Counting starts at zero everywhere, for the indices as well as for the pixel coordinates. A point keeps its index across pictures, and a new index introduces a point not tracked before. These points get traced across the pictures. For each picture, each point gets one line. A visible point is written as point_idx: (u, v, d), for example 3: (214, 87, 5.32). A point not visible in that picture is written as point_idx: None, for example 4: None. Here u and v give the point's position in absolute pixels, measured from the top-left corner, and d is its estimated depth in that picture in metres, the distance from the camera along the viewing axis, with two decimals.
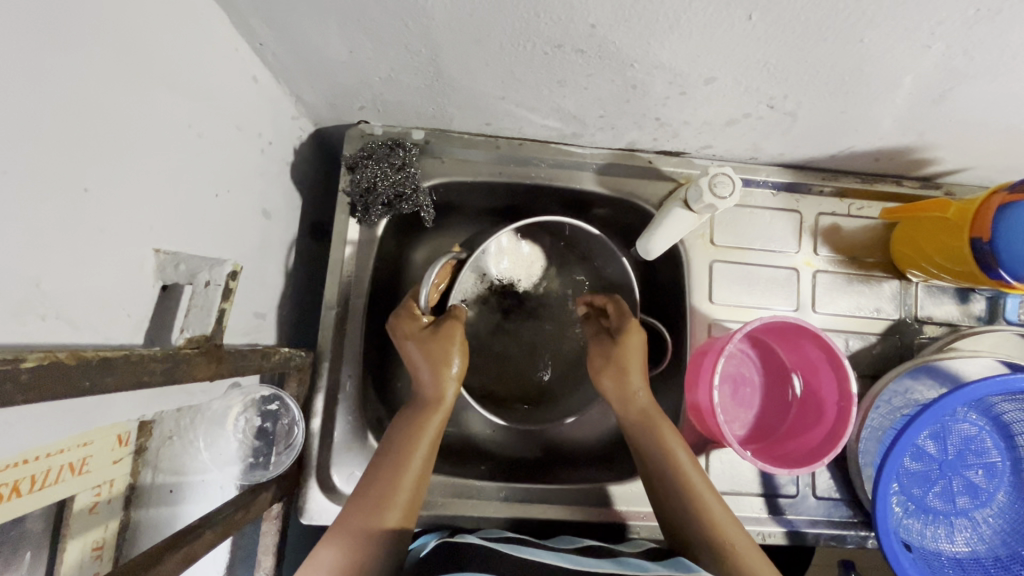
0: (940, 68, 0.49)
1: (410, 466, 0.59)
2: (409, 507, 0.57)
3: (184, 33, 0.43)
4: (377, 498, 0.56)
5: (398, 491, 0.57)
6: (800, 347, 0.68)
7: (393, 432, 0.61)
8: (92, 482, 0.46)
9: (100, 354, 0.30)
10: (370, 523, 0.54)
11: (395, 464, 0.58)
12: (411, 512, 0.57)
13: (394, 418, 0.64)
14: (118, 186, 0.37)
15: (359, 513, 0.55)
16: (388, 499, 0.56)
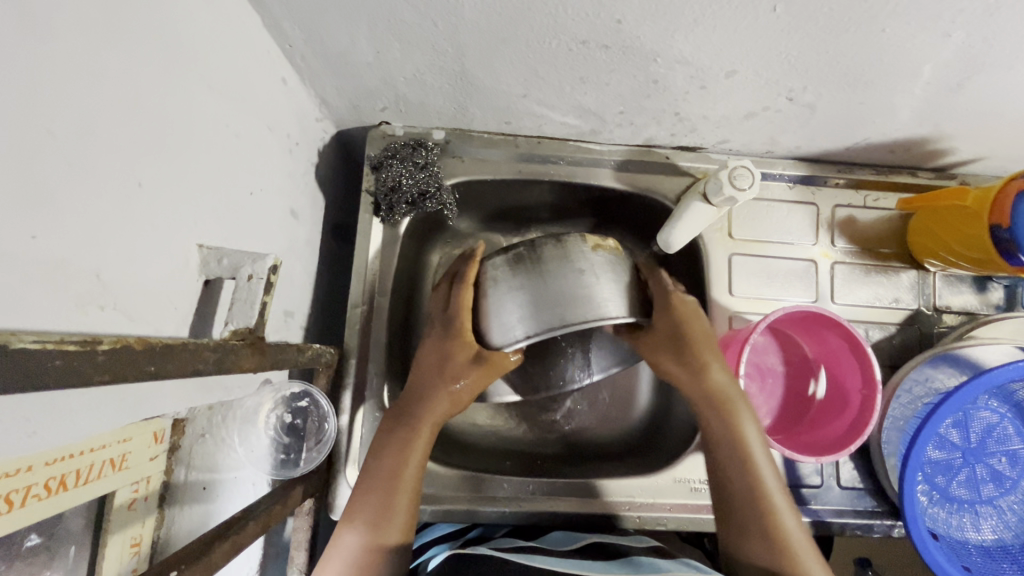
0: (958, 57, 0.50)
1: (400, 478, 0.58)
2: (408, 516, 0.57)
3: (223, 34, 0.45)
4: (373, 520, 0.55)
5: (394, 508, 0.57)
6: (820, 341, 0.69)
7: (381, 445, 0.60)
8: (131, 478, 0.47)
9: (163, 341, 0.30)
10: (369, 541, 0.54)
11: (388, 474, 0.58)
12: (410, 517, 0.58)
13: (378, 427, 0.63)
14: (166, 182, 0.38)
15: (354, 544, 0.54)
16: (386, 517, 0.56)
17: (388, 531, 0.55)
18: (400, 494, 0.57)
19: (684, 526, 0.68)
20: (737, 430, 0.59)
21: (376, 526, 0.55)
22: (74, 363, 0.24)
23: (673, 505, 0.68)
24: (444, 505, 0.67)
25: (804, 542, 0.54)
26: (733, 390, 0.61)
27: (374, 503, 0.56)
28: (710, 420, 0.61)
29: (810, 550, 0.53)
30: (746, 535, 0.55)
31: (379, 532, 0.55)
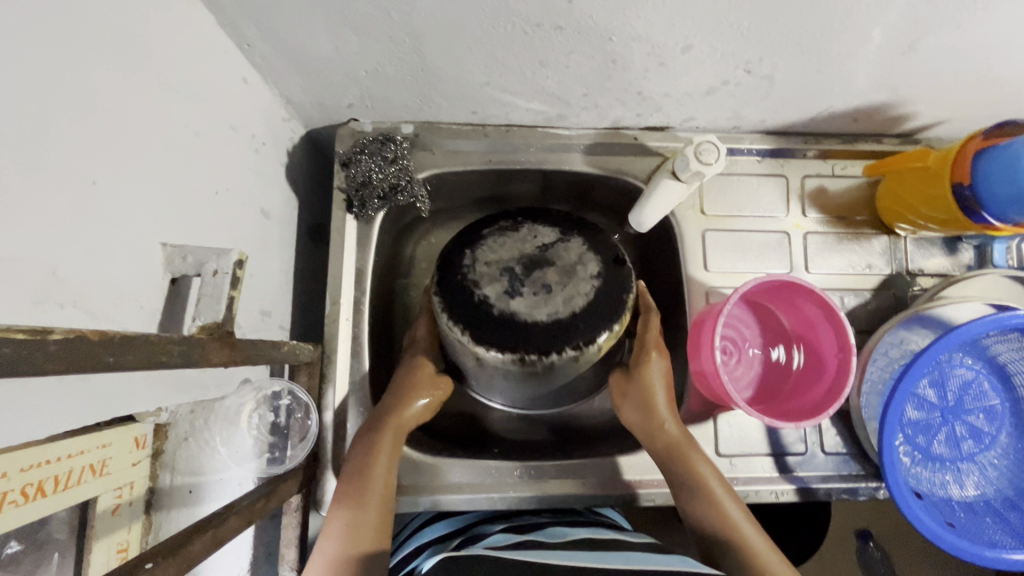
0: (906, 17, 0.50)
1: (374, 469, 0.60)
2: (381, 516, 0.58)
3: (177, 35, 0.45)
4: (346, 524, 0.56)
5: (368, 509, 0.58)
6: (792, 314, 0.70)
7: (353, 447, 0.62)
8: (114, 484, 0.49)
9: (122, 333, 0.30)
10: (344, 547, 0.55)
11: (361, 473, 0.60)
12: (385, 522, 0.58)
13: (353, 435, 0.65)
14: (123, 180, 0.38)
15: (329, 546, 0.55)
16: (361, 519, 0.57)
17: (362, 534, 0.56)
18: (373, 496, 0.58)
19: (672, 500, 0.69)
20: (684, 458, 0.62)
21: (361, 513, 0.57)
22: (24, 352, 0.24)
23: (660, 480, 0.69)
24: (434, 495, 0.68)
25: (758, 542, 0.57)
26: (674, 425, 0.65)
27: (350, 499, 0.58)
28: (659, 454, 0.64)
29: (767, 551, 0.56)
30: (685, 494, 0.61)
31: (353, 538, 0.55)
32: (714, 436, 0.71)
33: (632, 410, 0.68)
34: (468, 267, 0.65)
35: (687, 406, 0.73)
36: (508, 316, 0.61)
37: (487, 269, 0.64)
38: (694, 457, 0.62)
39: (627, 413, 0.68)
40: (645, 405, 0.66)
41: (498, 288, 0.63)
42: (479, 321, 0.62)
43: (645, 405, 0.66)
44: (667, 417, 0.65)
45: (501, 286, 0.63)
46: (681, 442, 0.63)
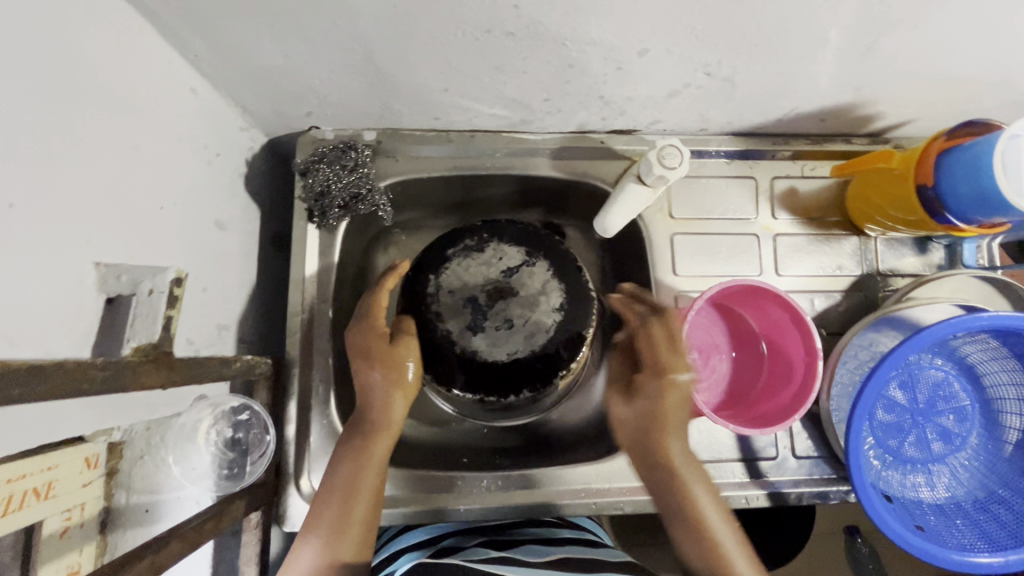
0: (861, 19, 0.50)
1: (362, 482, 0.58)
2: (364, 531, 0.57)
3: (111, 49, 0.44)
4: (329, 534, 0.55)
5: (353, 523, 0.56)
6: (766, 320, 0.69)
7: (339, 455, 0.61)
8: (62, 506, 0.46)
9: (30, 362, 0.29)
10: (324, 558, 0.54)
11: (350, 480, 0.58)
12: (368, 534, 0.57)
13: (341, 439, 0.63)
14: (46, 199, 0.37)
15: (306, 562, 0.54)
16: (342, 532, 0.56)
17: (343, 545, 0.55)
18: (357, 512, 0.57)
19: (640, 508, 0.68)
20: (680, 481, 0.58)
21: (343, 527, 0.56)
22: None
23: (629, 488, 0.68)
24: (401, 507, 0.67)
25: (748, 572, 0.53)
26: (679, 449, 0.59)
27: (333, 511, 0.57)
28: (653, 471, 0.60)
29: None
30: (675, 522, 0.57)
31: (332, 550, 0.54)
32: None
33: (634, 414, 0.62)
34: (433, 295, 0.72)
35: None
36: (470, 352, 0.71)
37: (449, 298, 0.72)
38: (691, 484, 0.58)
39: (627, 414, 0.63)
40: (648, 418, 0.60)
41: (460, 322, 0.71)
42: (440, 354, 0.71)
43: (650, 417, 0.60)
44: (672, 434, 0.59)
45: (463, 321, 0.71)
46: (680, 461, 0.59)
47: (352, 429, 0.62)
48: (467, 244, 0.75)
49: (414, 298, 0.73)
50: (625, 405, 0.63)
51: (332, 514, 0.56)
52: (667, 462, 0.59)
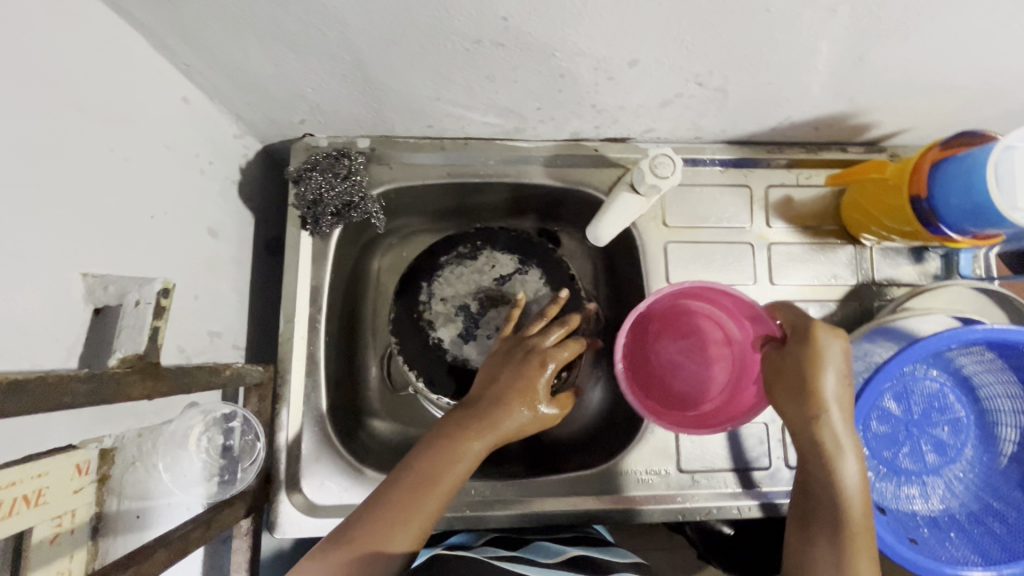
0: (851, 30, 0.49)
1: (443, 473, 0.57)
2: (423, 527, 0.55)
3: (100, 60, 0.44)
4: (383, 517, 0.54)
5: (416, 514, 0.55)
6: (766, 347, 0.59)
7: (430, 442, 0.60)
8: (52, 513, 0.46)
9: (11, 377, 0.30)
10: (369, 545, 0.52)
11: (432, 468, 0.57)
12: (422, 534, 0.55)
13: (444, 417, 0.63)
14: (30, 211, 0.37)
15: (340, 556, 0.52)
16: (401, 521, 0.54)
17: (399, 534, 0.53)
18: (429, 503, 0.55)
19: (633, 517, 0.68)
20: (834, 478, 0.52)
21: (408, 514, 0.54)
22: None
23: (621, 497, 0.68)
24: None
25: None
26: (848, 448, 0.52)
27: (402, 497, 0.55)
28: (806, 459, 0.54)
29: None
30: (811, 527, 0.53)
31: (383, 538, 0.53)
32: (675, 452, 0.70)
33: (782, 401, 0.55)
34: (426, 304, 0.73)
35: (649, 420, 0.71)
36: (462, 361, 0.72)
37: (442, 307, 0.73)
38: (843, 471, 0.51)
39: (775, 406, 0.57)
40: (800, 405, 0.53)
41: (452, 330, 0.72)
42: (433, 362, 0.72)
43: (801, 402, 0.53)
44: (831, 424, 0.52)
45: (456, 329, 0.73)
46: (835, 454, 0.52)
47: (459, 413, 0.62)
48: (465, 251, 0.76)
49: (409, 306, 0.74)
50: (774, 394, 0.56)
51: (400, 500, 0.55)
52: (820, 456, 0.52)
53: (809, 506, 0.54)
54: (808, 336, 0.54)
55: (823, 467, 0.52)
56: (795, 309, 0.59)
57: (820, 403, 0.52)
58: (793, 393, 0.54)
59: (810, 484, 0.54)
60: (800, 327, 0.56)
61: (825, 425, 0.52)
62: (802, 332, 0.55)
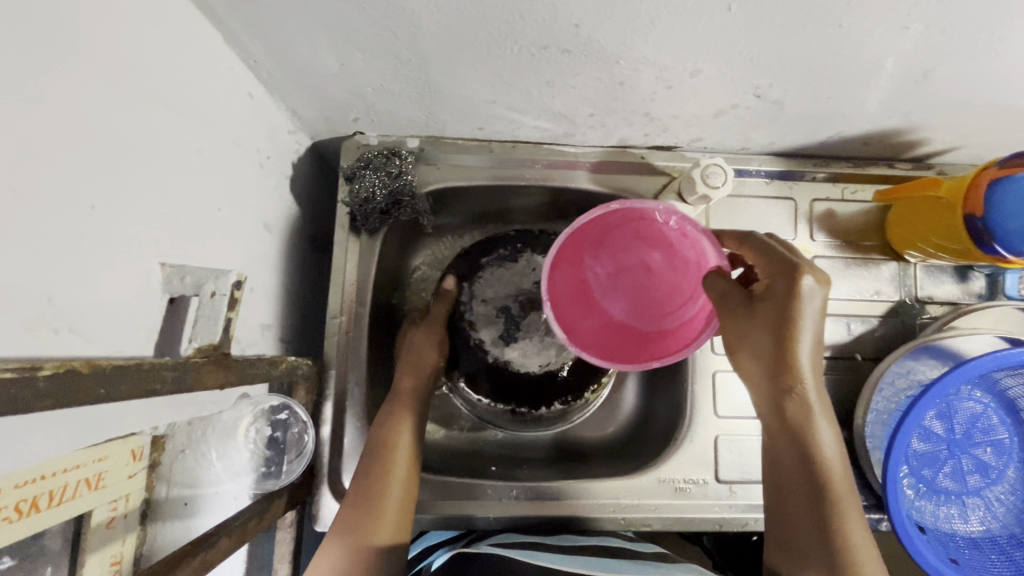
0: (920, 48, 0.50)
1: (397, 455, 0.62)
2: (400, 513, 0.59)
3: (182, 55, 0.45)
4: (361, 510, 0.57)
5: (386, 507, 0.58)
6: (724, 286, 0.54)
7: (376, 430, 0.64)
8: (109, 497, 0.46)
9: (113, 363, 0.30)
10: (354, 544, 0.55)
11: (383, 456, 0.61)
12: (403, 519, 0.59)
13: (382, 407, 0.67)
14: (121, 201, 0.38)
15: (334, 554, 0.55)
16: (377, 515, 0.57)
17: (381, 527, 0.57)
18: (394, 489, 0.60)
19: (669, 525, 0.68)
20: (811, 443, 0.50)
21: (378, 508, 0.58)
22: (11, 390, 0.24)
23: (658, 505, 0.68)
24: (431, 512, 0.67)
25: (869, 543, 0.48)
26: (820, 410, 0.50)
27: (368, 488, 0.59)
28: (778, 424, 0.51)
29: (873, 555, 0.48)
30: (798, 515, 0.50)
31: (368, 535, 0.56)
32: (714, 462, 0.70)
33: (756, 367, 0.52)
34: (467, 305, 0.77)
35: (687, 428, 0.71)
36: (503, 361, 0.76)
37: (483, 308, 0.77)
38: (820, 433, 0.50)
39: (742, 369, 0.53)
40: (776, 370, 0.50)
41: (493, 330, 0.76)
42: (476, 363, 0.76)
43: (778, 366, 0.50)
44: (807, 386, 0.49)
45: (496, 330, 0.77)
46: (810, 418, 0.50)
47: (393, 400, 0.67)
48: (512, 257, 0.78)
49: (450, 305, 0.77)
50: (743, 356, 0.52)
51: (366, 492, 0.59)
52: (798, 423, 0.50)
53: (782, 475, 0.52)
54: (791, 292, 0.49)
55: (799, 434, 0.50)
56: (772, 244, 0.54)
57: (794, 365, 0.49)
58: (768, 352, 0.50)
59: (783, 453, 0.51)
60: (775, 278, 0.51)
61: (804, 387, 0.49)
62: (778, 286, 0.50)
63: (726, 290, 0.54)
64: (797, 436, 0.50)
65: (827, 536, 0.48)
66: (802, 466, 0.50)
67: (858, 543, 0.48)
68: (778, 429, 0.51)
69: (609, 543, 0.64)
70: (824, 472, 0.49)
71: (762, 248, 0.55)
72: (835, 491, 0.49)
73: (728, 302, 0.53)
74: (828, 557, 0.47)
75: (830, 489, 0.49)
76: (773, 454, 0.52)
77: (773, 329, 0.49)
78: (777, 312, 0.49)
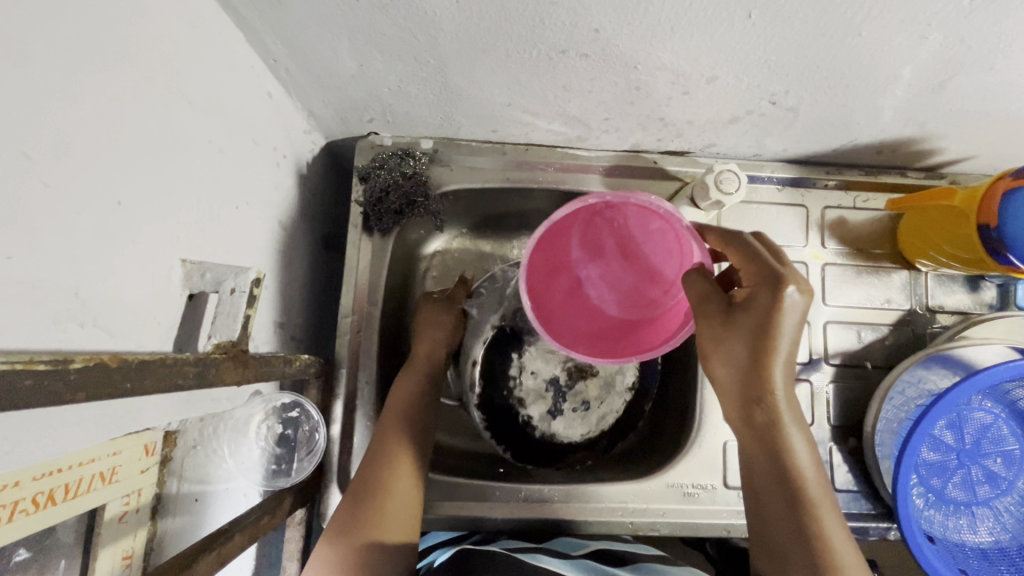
0: (938, 58, 0.50)
1: (407, 441, 0.64)
2: (410, 505, 0.61)
3: (205, 54, 0.46)
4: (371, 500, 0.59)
5: (394, 496, 0.60)
6: (702, 286, 0.52)
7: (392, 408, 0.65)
8: (122, 491, 0.47)
9: (139, 357, 0.31)
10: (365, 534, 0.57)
11: (393, 441, 0.63)
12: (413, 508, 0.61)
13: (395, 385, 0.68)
14: (146, 197, 0.39)
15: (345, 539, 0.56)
16: (387, 504, 0.59)
17: (391, 518, 0.59)
18: (404, 474, 0.62)
19: (677, 530, 0.68)
20: (782, 450, 0.51)
21: (385, 498, 0.59)
22: (44, 382, 0.24)
23: (666, 510, 0.68)
24: (440, 513, 0.67)
25: (851, 550, 0.49)
26: (789, 418, 0.50)
27: (376, 477, 0.60)
28: (752, 429, 0.52)
29: (854, 552, 0.48)
30: (768, 518, 0.51)
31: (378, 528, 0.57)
32: (723, 467, 0.70)
33: (729, 376, 0.51)
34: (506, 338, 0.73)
35: (697, 433, 0.71)
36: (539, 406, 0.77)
37: None
38: (792, 438, 0.51)
39: (716, 375, 0.53)
40: (750, 380, 0.50)
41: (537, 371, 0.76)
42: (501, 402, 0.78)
43: (753, 376, 0.49)
44: (779, 395, 0.49)
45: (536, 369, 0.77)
46: (782, 424, 0.50)
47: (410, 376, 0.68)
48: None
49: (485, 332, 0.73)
50: (717, 364, 0.52)
51: (375, 479, 0.60)
52: (769, 431, 0.50)
53: (755, 478, 0.52)
54: (772, 306, 0.48)
55: (771, 439, 0.51)
56: (756, 249, 0.52)
57: (768, 375, 0.49)
58: (745, 361, 0.49)
59: (756, 459, 0.52)
60: (759, 288, 0.49)
61: (775, 397, 0.50)
62: (760, 298, 0.48)
63: (706, 292, 0.51)
64: (768, 442, 0.51)
65: (805, 546, 0.48)
66: (774, 470, 0.51)
67: (839, 549, 0.48)
68: (752, 433, 0.52)
69: (611, 547, 0.64)
70: (796, 476, 0.50)
71: (746, 253, 0.53)
72: (808, 497, 0.50)
73: (708, 312, 0.51)
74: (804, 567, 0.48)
75: (804, 496, 0.50)
76: (747, 456, 0.53)
77: (750, 340, 0.48)
78: (756, 322, 0.48)
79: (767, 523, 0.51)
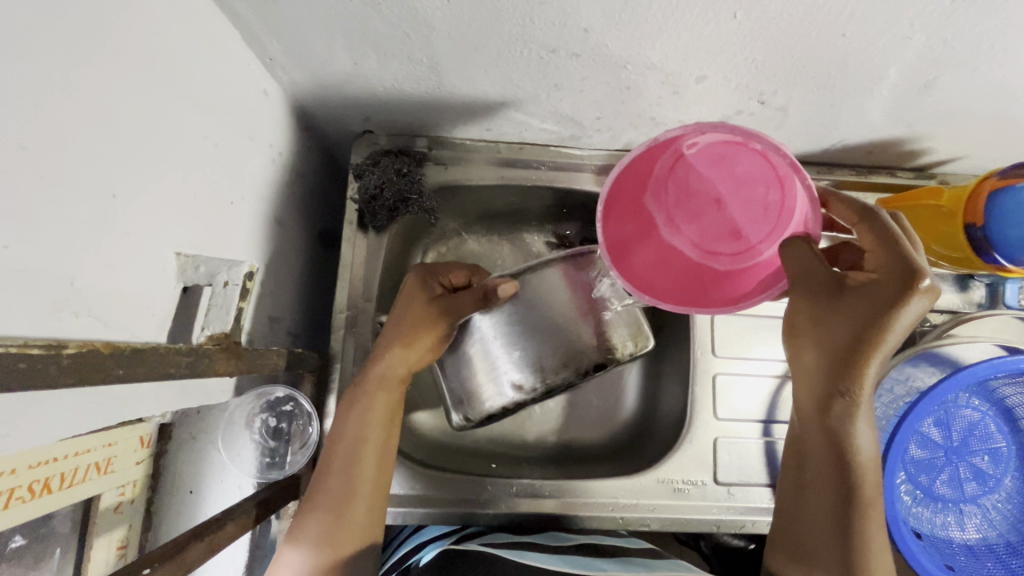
0: (923, 59, 0.51)
1: (366, 450, 0.59)
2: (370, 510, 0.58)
3: (202, 51, 0.46)
4: (332, 506, 0.56)
5: (353, 507, 0.57)
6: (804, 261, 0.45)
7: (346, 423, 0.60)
8: (117, 482, 0.51)
9: (132, 346, 0.32)
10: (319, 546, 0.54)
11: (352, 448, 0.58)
12: (374, 515, 0.58)
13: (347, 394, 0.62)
14: (142, 191, 0.39)
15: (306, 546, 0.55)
16: (343, 513, 0.56)
17: (352, 526, 0.56)
18: (363, 485, 0.58)
19: (667, 525, 0.69)
20: (849, 449, 0.48)
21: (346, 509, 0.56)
22: (38, 366, 0.25)
23: (656, 505, 0.69)
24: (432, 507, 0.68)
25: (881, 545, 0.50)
26: (865, 421, 0.47)
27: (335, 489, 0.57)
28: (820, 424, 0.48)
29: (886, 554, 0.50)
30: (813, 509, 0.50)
31: (336, 537, 0.55)
32: (713, 463, 0.71)
33: (816, 362, 0.46)
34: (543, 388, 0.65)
35: (688, 429, 0.72)
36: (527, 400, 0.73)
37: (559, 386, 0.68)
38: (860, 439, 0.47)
39: (798, 357, 0.48)
40: (838, 374, 0.45)
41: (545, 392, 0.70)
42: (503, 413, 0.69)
43: (843, 372, 0.45)
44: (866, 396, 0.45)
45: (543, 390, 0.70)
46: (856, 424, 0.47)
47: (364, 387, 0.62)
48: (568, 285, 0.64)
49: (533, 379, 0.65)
50: (807, 347, 0.47)
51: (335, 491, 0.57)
52: (840, 429, 0.47)
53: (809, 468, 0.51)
54: (897, 302, 0.42)
55: (838, 438, 0.48)
56: (882, 236, 0.46)
57: (863, 375, 0.44)
58: (840, 355, 0.44)
59: (818, 450, 0.50)
60: (886, 281, 0.43)
61: (862, 400, 0.45)
62: (886, 293, 0.42)
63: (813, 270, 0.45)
64: (834, 438, 0.48)
65: (848, 536, 0.49)
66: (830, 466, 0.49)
67: (874, 549, 0.49)
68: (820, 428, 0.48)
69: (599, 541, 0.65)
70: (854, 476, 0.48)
71: (880, 240, 0.46)
72: (860, 493, 0.49)
73: (815, 291, 0.45)
74: (840, 556, 0.49)
75: (857, 493, 0.49)
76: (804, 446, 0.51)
77: (859, 333, 0.43)
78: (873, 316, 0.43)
79: (812, 515, 0.51)
